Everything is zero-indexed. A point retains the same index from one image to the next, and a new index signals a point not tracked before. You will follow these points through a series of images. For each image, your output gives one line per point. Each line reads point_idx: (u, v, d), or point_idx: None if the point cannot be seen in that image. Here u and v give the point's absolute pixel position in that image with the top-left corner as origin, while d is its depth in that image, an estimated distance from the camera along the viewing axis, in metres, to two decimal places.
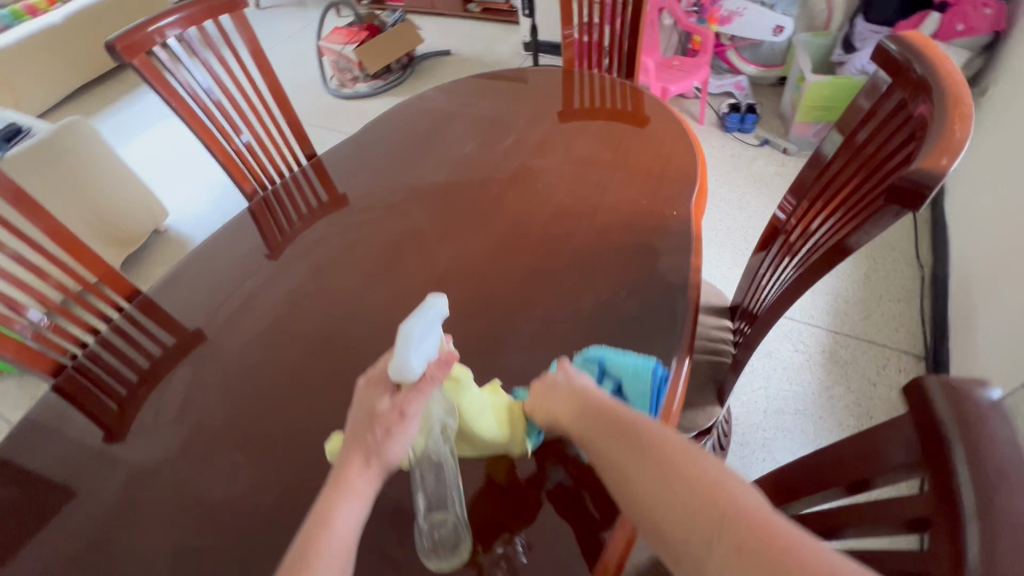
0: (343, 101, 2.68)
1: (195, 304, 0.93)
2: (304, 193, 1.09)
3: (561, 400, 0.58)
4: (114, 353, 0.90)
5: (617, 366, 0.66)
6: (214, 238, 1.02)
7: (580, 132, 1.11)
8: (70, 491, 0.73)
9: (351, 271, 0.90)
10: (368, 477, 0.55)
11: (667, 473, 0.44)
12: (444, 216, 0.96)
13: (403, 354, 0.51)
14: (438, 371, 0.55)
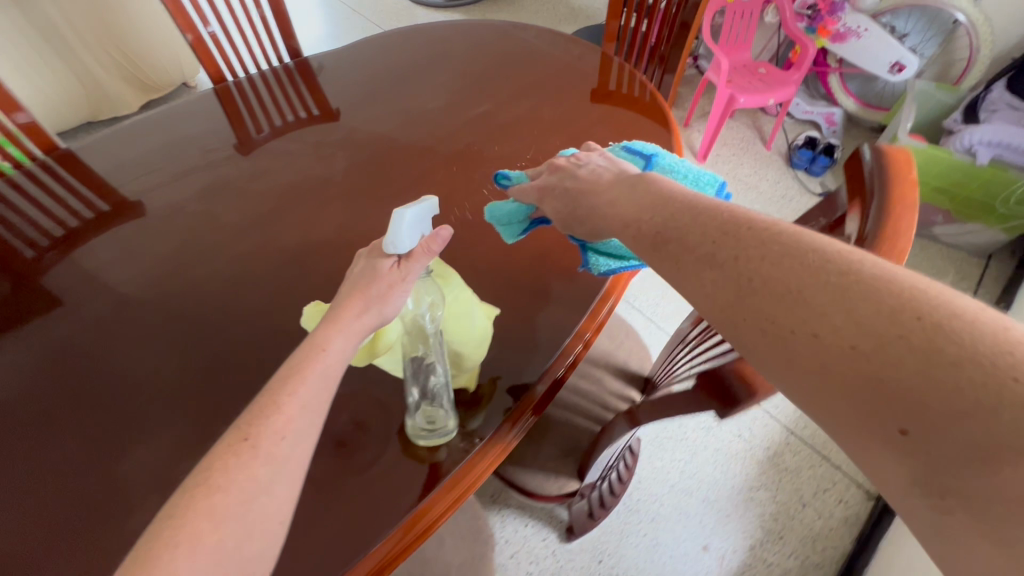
0: (414, 7, 2.54)
1: (87, 181, 0.88)
2: (267, 95, 1.00)
3: (607, 192, 0.56)
4: (19, 206, 0.86)
5: (668, 165, 0.65)
6: (139, 119, 0.95)
7: (557, 121, 0.94)
8: (55, 299, 0.74)
9: (241, 204, 0.83)
10: (366, 321, 0.53)
11: (779, 256, 0.38)
12: (362, 174, 0.86)
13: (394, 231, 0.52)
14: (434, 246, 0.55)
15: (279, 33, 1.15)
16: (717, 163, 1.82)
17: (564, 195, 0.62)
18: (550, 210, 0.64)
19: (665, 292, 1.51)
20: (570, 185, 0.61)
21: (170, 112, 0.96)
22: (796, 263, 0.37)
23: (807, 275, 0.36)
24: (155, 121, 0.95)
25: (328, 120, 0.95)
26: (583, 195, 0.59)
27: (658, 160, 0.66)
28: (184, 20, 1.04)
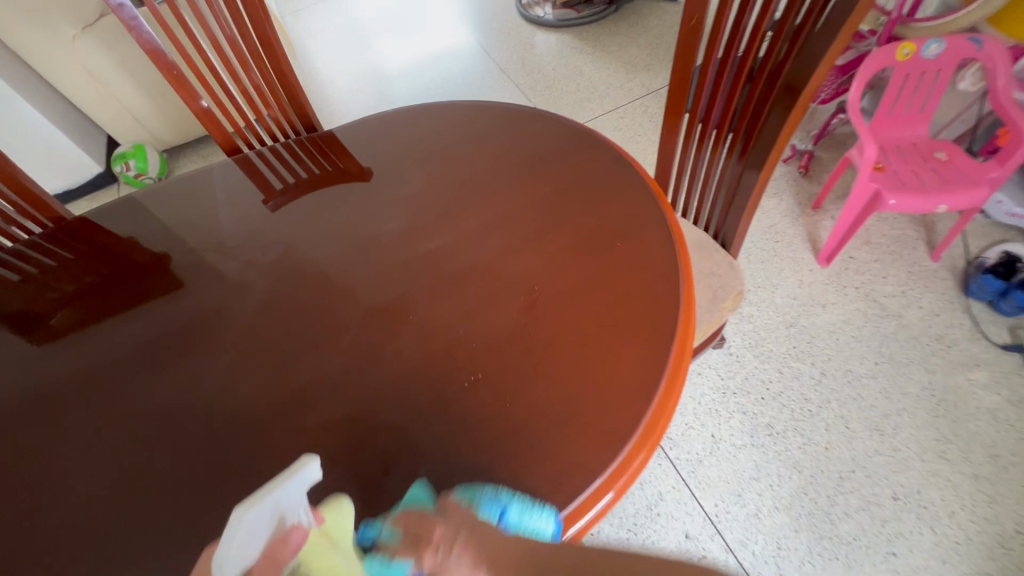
0: (525, 25, 2.34)
1: (68, 258, 0.88)
2: (270, 167, 0.95)
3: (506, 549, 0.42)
4: (24, 267, 0.89)
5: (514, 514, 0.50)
6: (126, 200, 0.94)
7: (519, 279, 0.71)
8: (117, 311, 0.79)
9: (152, 329, 0.76)
10: None
11: None
12: (275, 314, 0.73)
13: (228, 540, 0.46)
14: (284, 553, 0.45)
15: (287, 99, 1.07)
16: (843, 270, 1.36)
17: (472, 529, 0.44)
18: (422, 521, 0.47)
19: (715, 446, 1.16)
20: (450, 548, 0.42)
21: (147, 198, 0.93)
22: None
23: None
24: (134, 208, 0.93)
25: (276, 228, 0.84)
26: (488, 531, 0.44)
27: (507, 508, 0.51)
28: (187, 93, 1.00)
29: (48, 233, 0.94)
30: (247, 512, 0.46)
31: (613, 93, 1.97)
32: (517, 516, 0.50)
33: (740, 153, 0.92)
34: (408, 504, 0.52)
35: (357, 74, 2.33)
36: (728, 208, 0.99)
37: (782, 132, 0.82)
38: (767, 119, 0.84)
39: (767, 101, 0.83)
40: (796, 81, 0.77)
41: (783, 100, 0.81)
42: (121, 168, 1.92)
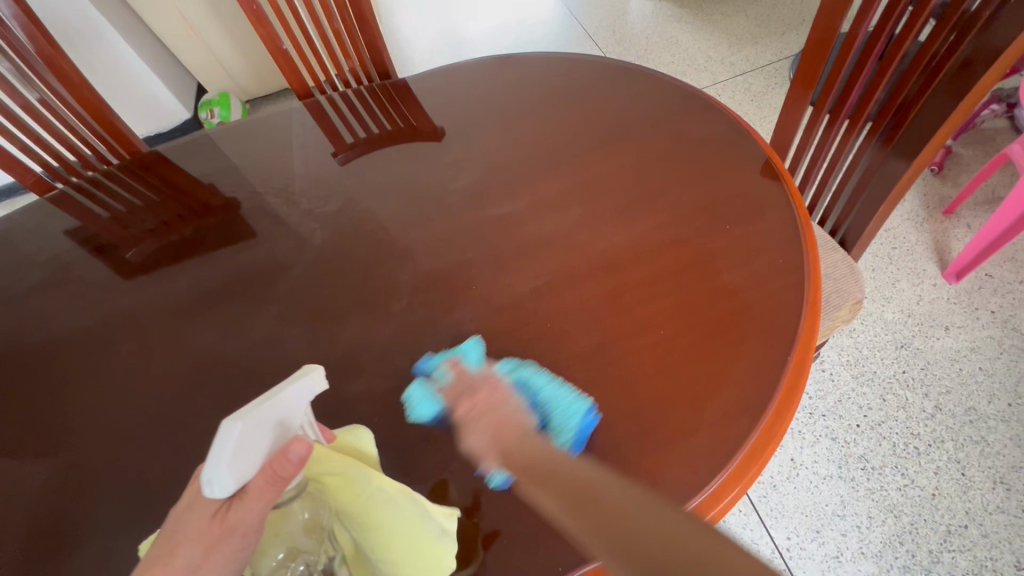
0: None
1: (144, 191, 0.88)
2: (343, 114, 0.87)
3: (521, 439, 0.44)
4: (102, 196, 0.88)
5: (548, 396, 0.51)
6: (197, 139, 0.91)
7: (603, 257, 0.60)
8: (188, 243, 0.78)
9: (211, 269, 0.74)
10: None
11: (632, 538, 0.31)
12: (330, 267, 0.68)
13: (227, 456, 0.39)
14: (286, 467, 0.41)
15: (366, 50, 1.00)
16: (977, 289, 1.15)
17: (485, 423, 0.47)
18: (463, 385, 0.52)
19: (794, 473, 1.02)
20: (479, 419, 0.48)
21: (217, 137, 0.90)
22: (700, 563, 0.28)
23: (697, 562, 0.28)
24: (202, 146, 0.90)
25: (340, 176, 0.78)
26: (517, 408, 0.48)
27: (540, 390, 0.52)
28: (266, 34, 0.95)
29: (124, 166, 0.93)
30: (246, 428, 0.40)
31: (711, 67, 1.78)
32: (551, 400, 0.51)
33: (883, 142, 0.76)
34: (459, 356, 0.56)
35: (437, 33, 2.26)
36: (855, 206, 0.83)
37: (946, 121, 0.67)
38: (929, 100, 0.69)
39: (931, 83, 0.68)
40: (981, 55, 0.62)
41: (957, 81, 0.65)
42: (206, 115, 1.98)
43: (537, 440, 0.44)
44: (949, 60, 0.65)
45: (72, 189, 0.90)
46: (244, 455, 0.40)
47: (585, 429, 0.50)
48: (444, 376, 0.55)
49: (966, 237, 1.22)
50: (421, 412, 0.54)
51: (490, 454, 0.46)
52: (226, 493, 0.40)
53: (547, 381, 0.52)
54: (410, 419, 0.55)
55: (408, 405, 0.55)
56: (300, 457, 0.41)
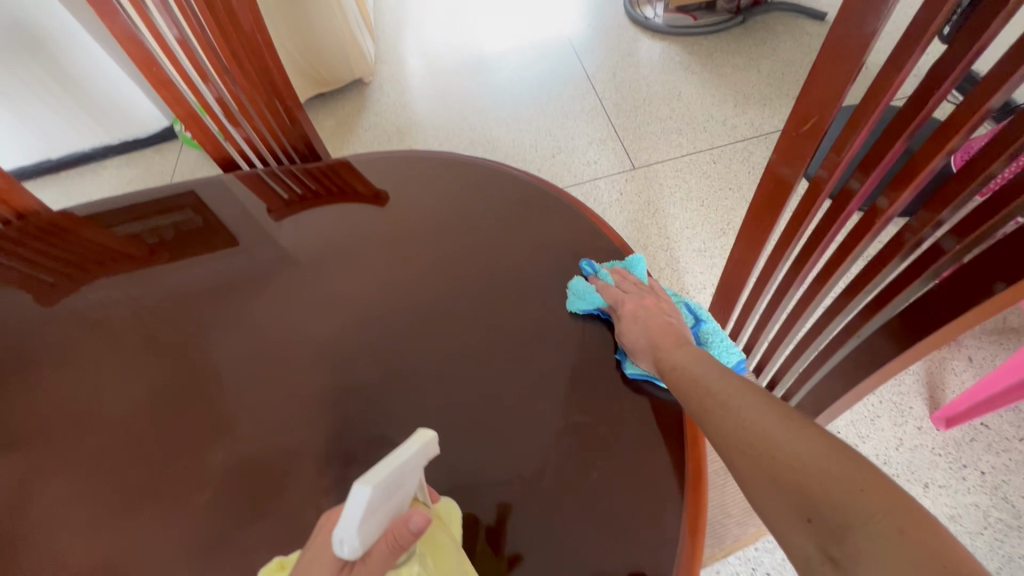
0: (628, 27, 2.02)
1: (44, 247, 0.80)
2: (276, 181, 0.78)
3: (680, 350, 0.52)
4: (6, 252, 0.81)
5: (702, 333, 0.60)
6: (105, 199, 0.83)
7: (456, 477, 0.51)
8: (160, 254, 0.72)
9: (22, 384, 0.63)
10: None
11: (746, 410, 0.42)
12: (147, 416, 0.58)
13: (357, 520, 0.34)
14: (406, 537, 0.37)
15: (290, 121, 0.95)
16: (967, 441, 1.00)
17: (647, 326, 0.56)
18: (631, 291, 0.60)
19: None
20: (645, 321, 0.56)
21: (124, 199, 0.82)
22: (773, 455, 0.38)
23: (780, 438, 0.39)
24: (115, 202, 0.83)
25: (200, 290, 0.68)
26: (678, 325, 0.57)
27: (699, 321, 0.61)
28: (174, 99, 0.88)
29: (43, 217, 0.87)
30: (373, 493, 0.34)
31: (710, 128, 1.62)
32: (708, 333, 0.61)
33: (858, 313, 0.54)
34: (625, 268, 0.64)
35: (433, 59, 2.17)
36: (816, 380, 0.63)
37: (949, 321, 0.45)
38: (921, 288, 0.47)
39: (953, 244, 0.43)
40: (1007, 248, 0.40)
41: (997, 258, 0.41)
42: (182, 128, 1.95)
43: (699, 354, 0.51)
44: (997, 214, 0.40)
45: None
46: (373, 515, 0.35)
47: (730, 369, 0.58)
48: (607, 278, 0.61)
49: (966, 373, 1.07)
50: (580, 306, 0.59)
51: (645, 360, 0.53)
52: (352, 555, 0.36)
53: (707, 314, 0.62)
54: (569, 309, 0.60)
55: (570, 297, 0.60)
56: (419, 527, 0.37)
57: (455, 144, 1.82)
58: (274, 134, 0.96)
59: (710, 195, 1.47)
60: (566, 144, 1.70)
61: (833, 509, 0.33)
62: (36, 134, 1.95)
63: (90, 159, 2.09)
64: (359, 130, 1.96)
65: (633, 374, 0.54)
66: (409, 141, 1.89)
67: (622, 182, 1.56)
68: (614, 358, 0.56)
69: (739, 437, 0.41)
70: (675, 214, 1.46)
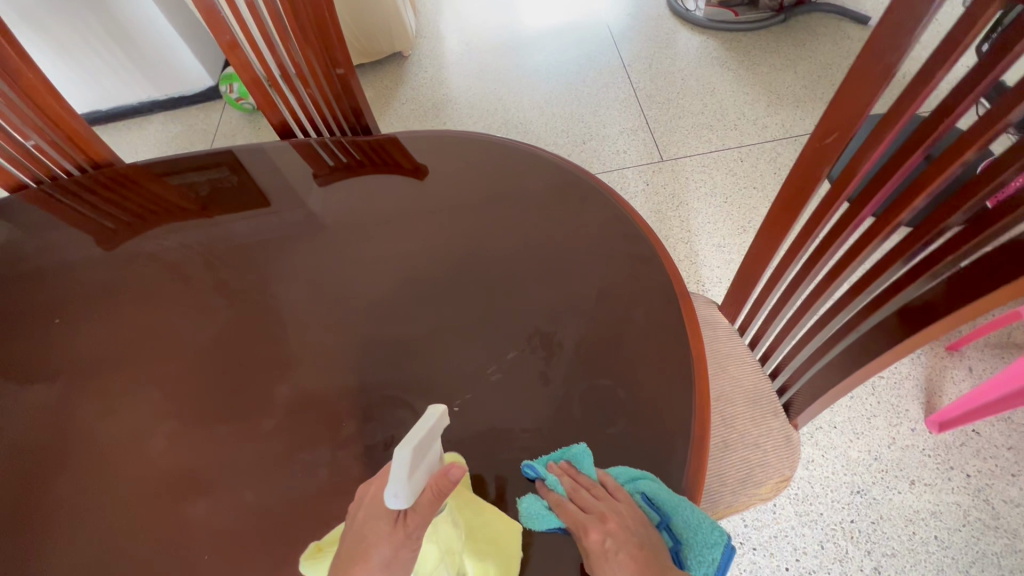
0: (667, 17, 2.03)
1: (116, 197, 0.87)
2: (329, 149, 0.85)
3: None
4: (81, 199, 0.90)
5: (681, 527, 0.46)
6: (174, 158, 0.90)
7: (490, 422, 0.56)
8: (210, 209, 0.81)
9: (110, 317, 0.71)
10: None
11: None
12: (219, 353, 0.66)
13: (402, 478, 0.42)
14: (446, 485, 0.44)
15: (343, 90, 1.02)
16: (957, 445, 1.05)
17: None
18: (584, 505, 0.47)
19: None
20: (614, 557, 0.42)
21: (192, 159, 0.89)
22: None
23: None
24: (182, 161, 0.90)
25: (265, 245, 0.75)
26: (652, 544, 0.43)
27: (672, 517, 0.47)
28: (239, 62, 0.94)
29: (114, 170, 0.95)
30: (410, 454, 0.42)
31: (741, 126, 1.65)
32: (683, 528, 0.46)
33: (866, 308, 0.58)
34: (570, 462, 0.51)
35: (471, 37, 2.20)
36: (818, 369, 0.68)
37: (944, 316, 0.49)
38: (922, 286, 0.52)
39: (961, 245, 0.47)
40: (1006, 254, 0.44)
41: (995, 261, 0.45)
42: (226, 89, 2.02)
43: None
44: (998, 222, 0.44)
45: (52, 186, 0.92)
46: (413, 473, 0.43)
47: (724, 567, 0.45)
48: (555, 483, 0.50)
49: (963, 382, 1.12)
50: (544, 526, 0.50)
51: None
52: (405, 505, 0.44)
53: (675, 502, 0.47)
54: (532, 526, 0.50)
55: (529, 519, 0.50)
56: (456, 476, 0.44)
57: (487, 123, 1.87)
58: (327, 100, 1.03)
59: (734, 193, 1.51)
60: (596, 131, 1.74)
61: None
62: (92, 85, 2.07)
63: (137, 113, 2.19)
64: (395, 102, 2.02)
65: None
66: (443, 116, 1.94)
67: (649, 174, 1.60)
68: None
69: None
70: (698, 208, 1.50)
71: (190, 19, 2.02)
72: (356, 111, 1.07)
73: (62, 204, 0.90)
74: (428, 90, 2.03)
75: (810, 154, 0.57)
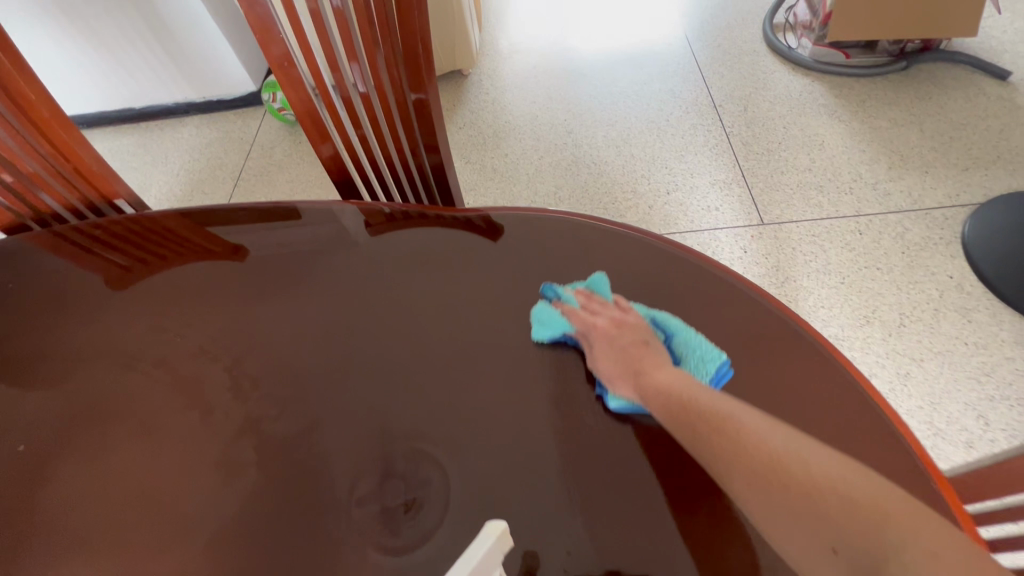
0: (764, 54, 1.80)
1: (126, 252, 0.68)
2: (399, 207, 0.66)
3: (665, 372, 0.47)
4: (78, 250, 0.70)
5: (683, 346, 0.51)
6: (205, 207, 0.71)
7: None
8: (243, 249, 0.65)
9: (104, 454, 0.52)
10: None
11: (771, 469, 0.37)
12: (249, 542, 0.46)
13: None
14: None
15: (417, 123, 0.80)
16: None
17: (619, 350, 0.50)
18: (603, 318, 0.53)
19: None
20: (624, 348, 0.50)
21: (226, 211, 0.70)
22: None
23: None
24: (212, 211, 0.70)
25: (319, 368, 0.55)
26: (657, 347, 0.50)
27: (678, 334, 0.52)
28: (292, 84, 0.74)
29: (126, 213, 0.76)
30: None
31: (857, 189, 1.41)
32: (683, 346, 0.51)
33: None
34: (587, 288, 0.56)
35: (537, 58, 1.99)
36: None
37: None
38: None
39: None
40: None
41: None
42: (268, 97, 1.84)
43: (677, 373, 0.46)
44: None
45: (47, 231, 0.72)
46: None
47: (715, 383, 0.50)
48: (571, 300, 0.55)
49: None
50: (545, 333, 0.53)
51: (625, 389, 0.48)
52: None
53: (682, 325, 0.52)
54: (534, 337, 0.54)
55: (534, 322, 0.54)
56: None
57: (554, 159, 1.65)
58: (397, 134, 0.81)
59: (853, 273, 1.26)
60: (682, 180, 1.51)
61: (864, 549, 0.34)
62: (124, 81, 1.91)
63: (170, 114, 2.03)
64: (451, 125, 1.82)
65: (616, 406, 0.49)
66: (503, 145, 1.73)
67: (747, 238, 1.36)
68: (595, 393, 0.51)
69: (714, 428, 0.41)
70: (808, 287, 1.26)
71: (237, 20, 1.86)
72: (429, 149, 0.84)
73: (53, 254, 0.70)
74: (487, 115, 1.83)
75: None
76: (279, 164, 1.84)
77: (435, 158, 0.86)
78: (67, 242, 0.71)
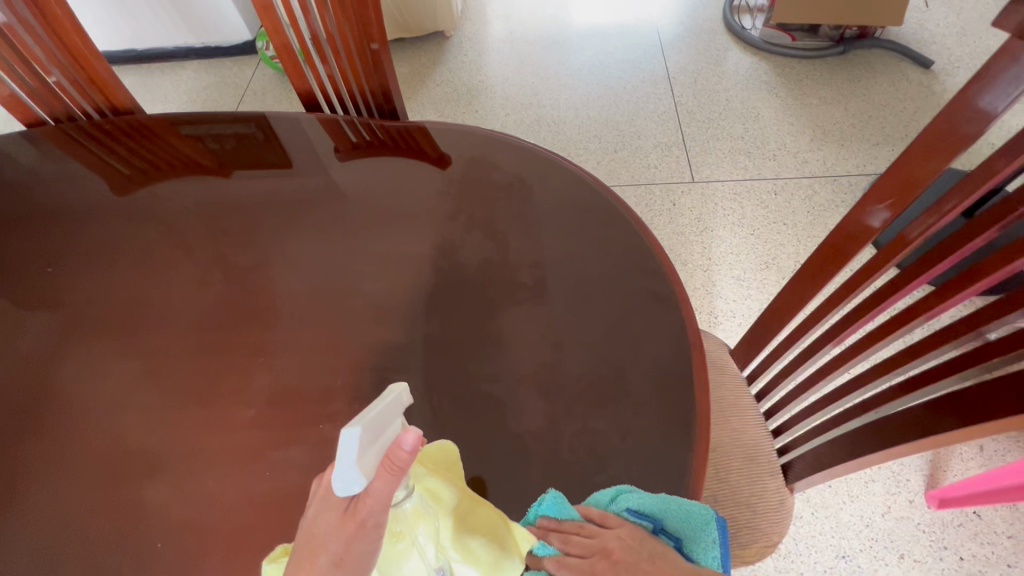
0: (722, 33, 1.95)
1: (129, 149, 0.85)
2: (349, 124, 0.81)
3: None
4: (93, 146, 0.87)
5: (673, 522, 0.48)
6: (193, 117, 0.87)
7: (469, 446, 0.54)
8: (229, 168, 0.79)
9: (103, 274, 0.70)
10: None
11: None
12: (202, 330, 0.64)
13: (353, 460, 0.36)
14: (404, 459, 0.37)
15: (374, 68, 0.97)
16: (954, 524, 1.01)
17: None
18: (587, 541, 0.47)
19: None
20: None
21: (208, 118, 0.86)
22: None
23: None
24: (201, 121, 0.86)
25: (265, 222, 0.72)
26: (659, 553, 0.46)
27: (663, 517, 0.48)
28: (273, 26, 0.91)
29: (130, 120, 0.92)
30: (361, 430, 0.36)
31: (780, 157, 1.58)
32: (673, 523, 0.48)
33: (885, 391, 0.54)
34: (547, 517, 0.48)
35: (516, 26, 2.14)
36: (829, 440, 0.63)
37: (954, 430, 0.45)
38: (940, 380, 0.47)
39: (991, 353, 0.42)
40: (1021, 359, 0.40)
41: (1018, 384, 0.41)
42: (262, 46, 1.99)
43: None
44: (997, 355, 0.42)
45: (66, 128, 0.90)
46: (363, 459, 0.36)
47: (722, 544, 0.50)
48: (544, 548, 0.48)
49: (971, 465, 1.06)
50: None
51: None
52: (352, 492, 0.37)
53: (661, 503, 0.48)
54: None
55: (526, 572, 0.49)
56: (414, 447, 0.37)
57: (520, 117, 1.82)
58: (356, 75, 0.98)
59: (762, 226, 1.45)
60: (629, 141, 1.68)
61: None
62: (130, 24, 2.05)
63: (171, 58, 2.18)
64: (430, 82, 1.97)
65: None
66: (475, 103, 1.89)
67: (677, 193, 1.54)
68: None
69: None
70: (721, 236, 1.45)
71: None
72: (384, 93, 1.01)
73: (73, 146, 0.88)
74: (464, 75, 1.98)
75: (867, 210, 0.54)
76: (270, 109, 2.00)
77: (389, 101, 1.03)
78: (79, 142, 0.88)
